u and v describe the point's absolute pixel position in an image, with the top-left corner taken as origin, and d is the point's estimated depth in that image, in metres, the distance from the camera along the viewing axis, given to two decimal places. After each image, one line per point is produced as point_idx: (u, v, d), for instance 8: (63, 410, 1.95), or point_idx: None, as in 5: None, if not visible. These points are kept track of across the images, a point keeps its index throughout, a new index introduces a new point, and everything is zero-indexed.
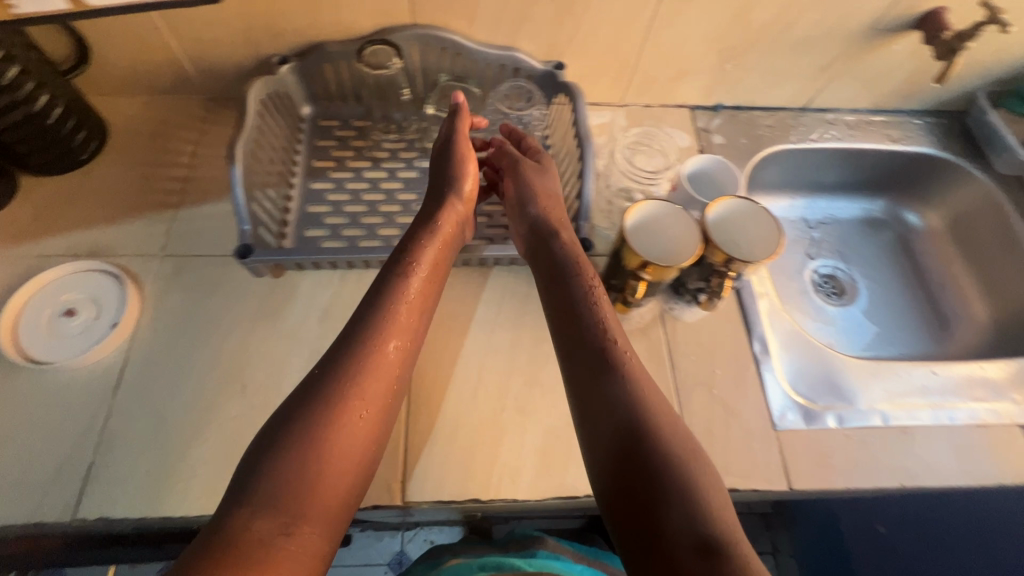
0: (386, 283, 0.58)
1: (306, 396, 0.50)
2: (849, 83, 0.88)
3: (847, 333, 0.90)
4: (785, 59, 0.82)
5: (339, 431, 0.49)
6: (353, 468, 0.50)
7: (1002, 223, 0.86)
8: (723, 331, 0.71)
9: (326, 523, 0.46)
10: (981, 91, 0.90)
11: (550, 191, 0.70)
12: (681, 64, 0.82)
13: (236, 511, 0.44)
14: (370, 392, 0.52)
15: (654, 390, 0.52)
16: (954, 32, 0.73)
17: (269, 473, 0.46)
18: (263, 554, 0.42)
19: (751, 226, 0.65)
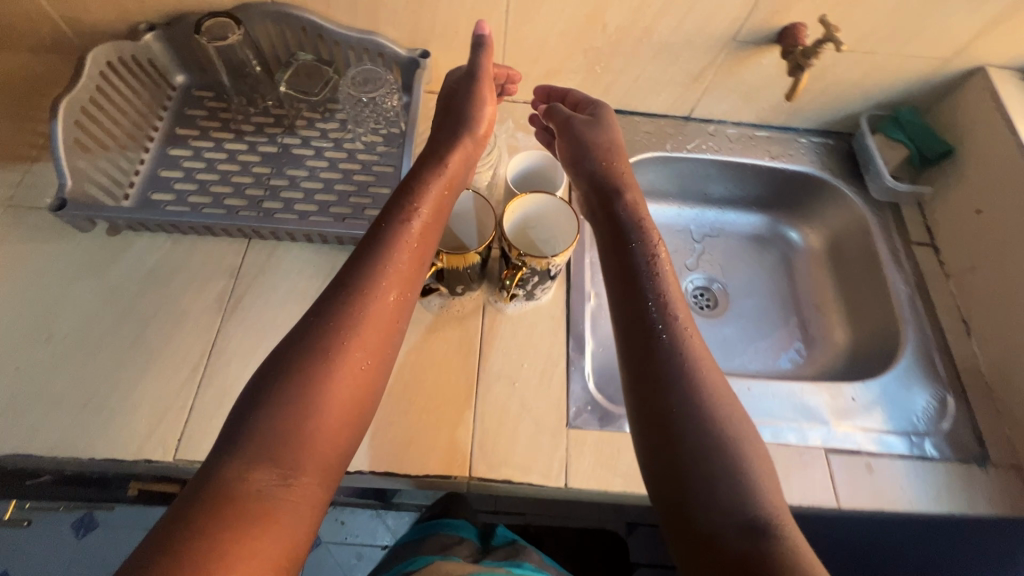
0: (387, 228, 0.57)
1: (313, 338, 0.49)
2: (727, 95, 0.87)
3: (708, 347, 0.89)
4: (654, 65, 0.82)
5: (346, 372, 0.49)
6: (358, 408, 0.50)
7: (870, 248, 0.86)
8: (540, 328, 0.72)
9: (328, 468, 0.47)
10: (863, 114, 0.89)
11: (611, 143, 0.68)
12: (548, 62, 0.82)
13: (229, 463, 0.43)
14: (371, 342, 0.51)
15: (693, 350, 0.50)
16: (804, 48, 0.73)
17: (271, 422, 0.45)
18: (268, 503, 0.43)
19: (557, 220, 0.69)
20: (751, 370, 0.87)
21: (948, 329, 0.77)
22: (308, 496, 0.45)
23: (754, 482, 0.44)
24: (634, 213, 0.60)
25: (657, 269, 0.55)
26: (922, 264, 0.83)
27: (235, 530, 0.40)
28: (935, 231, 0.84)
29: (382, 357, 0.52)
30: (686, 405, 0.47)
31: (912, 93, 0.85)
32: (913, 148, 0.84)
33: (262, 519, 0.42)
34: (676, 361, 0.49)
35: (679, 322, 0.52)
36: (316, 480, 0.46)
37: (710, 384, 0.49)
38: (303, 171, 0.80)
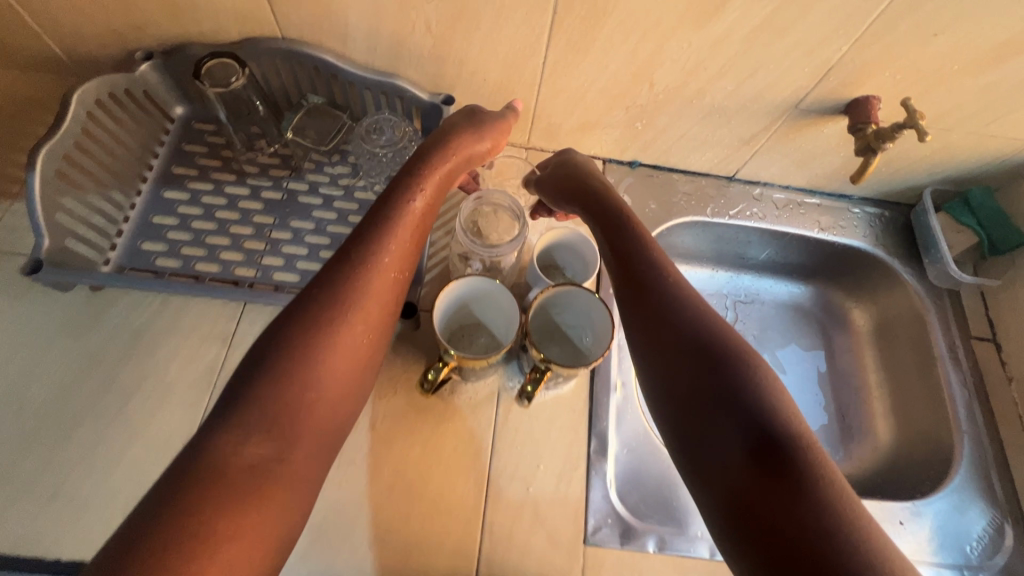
0: (383, 203, 0.55)
1: (311, 301, 0.47)
2: (779, 159, 0.79)
3: None
4: (702, 125, 0.74)
5: (343, 334, 0.47)
6: (353, 373, 0.48)
7: (924, 338, 0.78)
8: (559, 423, 0.65)
9: (320, 432, 0.45)
10: (928, 188, 0.80)
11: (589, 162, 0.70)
12: (584, 115, 0.74)
13: (217, 435, 0.41)
14: (371, 313, 0.49)
15: (687, 292, 0.49)
16: (877, 127, 0.65)
17: (264, 388, 0.43)
18: (265, 473, 0.41)
19: (586, 312, 0.63)
20: None
21: (1009, 443, 0.70)
22: (302, 470, 0.44)
23: (772, 400, 0.41)
24: (619, 205, 0.61)
25: (641, 235, 0.56)
26: (981, 361, 0.75)
27: (230, 505, 0.38)
28: (996, 325, 0.77)
29: (382, 325, 0.51)
30: (688, 343, 0.46)
31: (985, 171, 0.77)
32: (983, 234, 0.76)
33: (257, 491, 0.40)
34: (672, 304, 0.48)
35: (667, 272, 0.52)
36: (309, 450, 0.44)
37: (711, 319, 0.47)
38: (310, 224, 0.73)
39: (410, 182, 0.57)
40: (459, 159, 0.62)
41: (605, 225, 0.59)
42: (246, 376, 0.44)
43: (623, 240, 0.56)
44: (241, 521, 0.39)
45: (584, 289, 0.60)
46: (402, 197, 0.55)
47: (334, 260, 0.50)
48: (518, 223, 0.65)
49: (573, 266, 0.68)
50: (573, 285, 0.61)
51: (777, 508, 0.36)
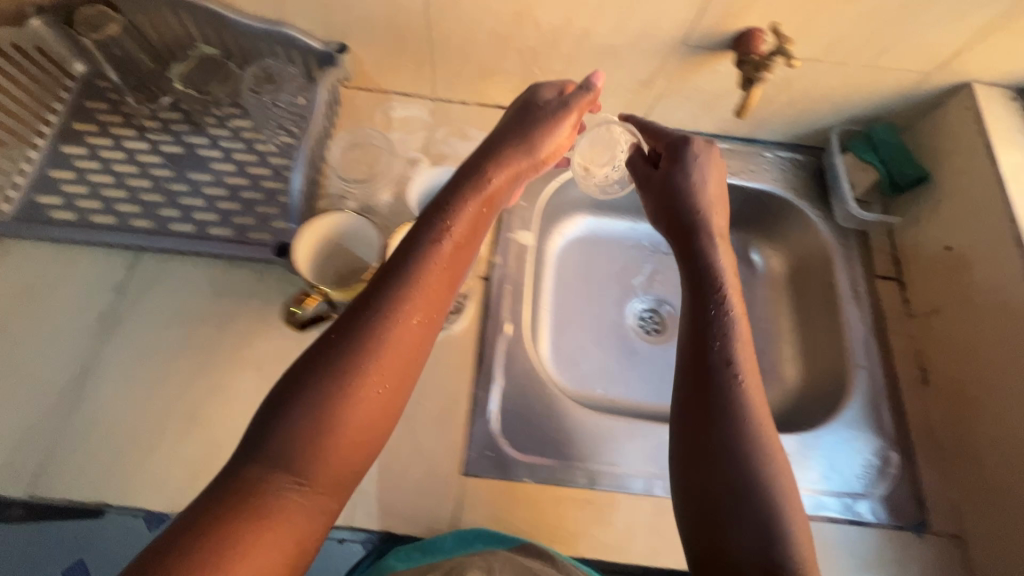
0: (420, 239, 0.47)
1: (341, 345, 0.41)
2: (683, 102, 0.78)
3: (650, 381, 0.83)
4: (597, 69, 0.73)
5: (364, 387, 0.40)
6: (380, 413, 0.40)
7: (829, 278, 0.78)
8: (445, 362, 0.66)
9: (340, 476, 0.39)
10: (835, 129, 0.80)
11: (713, 197, 0.62)
12: (480, 61, 0.74)
13: (243, 473, 0.37)
14: (389, 363, 0.41)
15: (742, 390, 0.48)
16: (760, 57, 0.64)
17: (290, 427, 0.38)
18: (272, 510, 0.35)
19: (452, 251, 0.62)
20: None
21: (902, 377, 0.70)
22: (313, 514, 0.37)
23: (781, 523, 0.42)
24: (714, 272, 0.56)
25: (728, 311, 0.53)
26: (882, 298, 0.75)
27: (227, 541, 0.33)
28: (902, 264, 0.76)
29: (414, 362, 0.43)
30: (724, 436, 0.46)
31: (890, 109, 0.76)
32: (882, 171, 0.75)
33: (262, 527, 0.35)
34: (722, 394, 0.48)
35: (733, 360, 0.50)
36: (327, 497, 0.38)
37: (753, 424, 0.47)
38: (208, 176, 0.73)
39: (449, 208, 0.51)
40: (506, 177, 0.55)
41: (693, 284, 0.56)
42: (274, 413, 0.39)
43: (705, 304, 0.54)
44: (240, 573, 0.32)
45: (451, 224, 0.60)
46: (439, 221, 0.49)
47: (364, 293, 0.44)
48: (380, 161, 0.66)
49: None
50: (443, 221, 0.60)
51: None
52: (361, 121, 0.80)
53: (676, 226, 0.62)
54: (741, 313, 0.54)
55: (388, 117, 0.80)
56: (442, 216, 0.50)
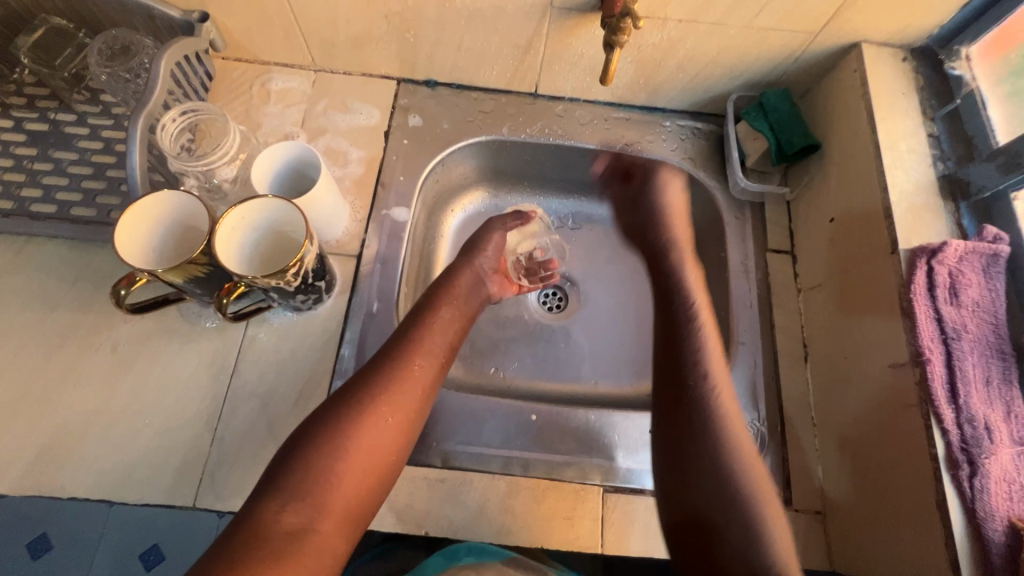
0: (416, 316, 0.64)
1: (354, 398, 0.55)
2: (571, 70, 0.74)
3: (549, 360, 0.81)
4: (472, 35, 0.70)
5: (374, 427, 0.54)
6: (385, 464, 0.54)
7: (722, 251, 0.75)
8: (309, 343, 0.65)
9: (353, 509, 0.52)
10: (733, 95, 0.76)
11: (673, 208, 0.76)
12: (348, 27, 0.70)
13: (266, 503, 0.49)
14: (395, 413, 0.56)
15: (712, 409, 0.60)
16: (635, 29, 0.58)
17: (309, 461, 0.51)
18: (301, 540, 0.48)
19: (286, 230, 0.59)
20: (592, 382, 0.80)
21: (783, 353, 0.69)
22: (332, 541, 0.49)
23: (758, 514, 0.53)
24: (678, 280, 0.72)
25: (698, 339, 0.65)
26: (773, 273, 0.73)
27: (262, 563, 0.45)
28: (795, 236, 0.74)
29: (405, 422, 0.56)
30: (703, 451, 0.57)
31: (785, 73, 0.72)
32: (771, 138, 0.71)
33: (294, 552, 0.46)
34: (704, 423, 0.59)
35: (706, 374, 0.62)
36: (341, 530, 0.50)
37: (725, 441, 0.57)
38: (73, 154, 0.71)
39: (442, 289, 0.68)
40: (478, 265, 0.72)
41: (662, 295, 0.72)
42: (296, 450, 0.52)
43: (681, 347, 0.65)
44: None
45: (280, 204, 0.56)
46: (427, 313, 0.64)
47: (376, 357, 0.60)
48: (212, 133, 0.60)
49: (331, 199, 0.66)
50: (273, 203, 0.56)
51: None
52: (238, 94, 0.76)
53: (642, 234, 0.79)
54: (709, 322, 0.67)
55: (267, 90, 0.77)
56: (437, 302, 0.66)
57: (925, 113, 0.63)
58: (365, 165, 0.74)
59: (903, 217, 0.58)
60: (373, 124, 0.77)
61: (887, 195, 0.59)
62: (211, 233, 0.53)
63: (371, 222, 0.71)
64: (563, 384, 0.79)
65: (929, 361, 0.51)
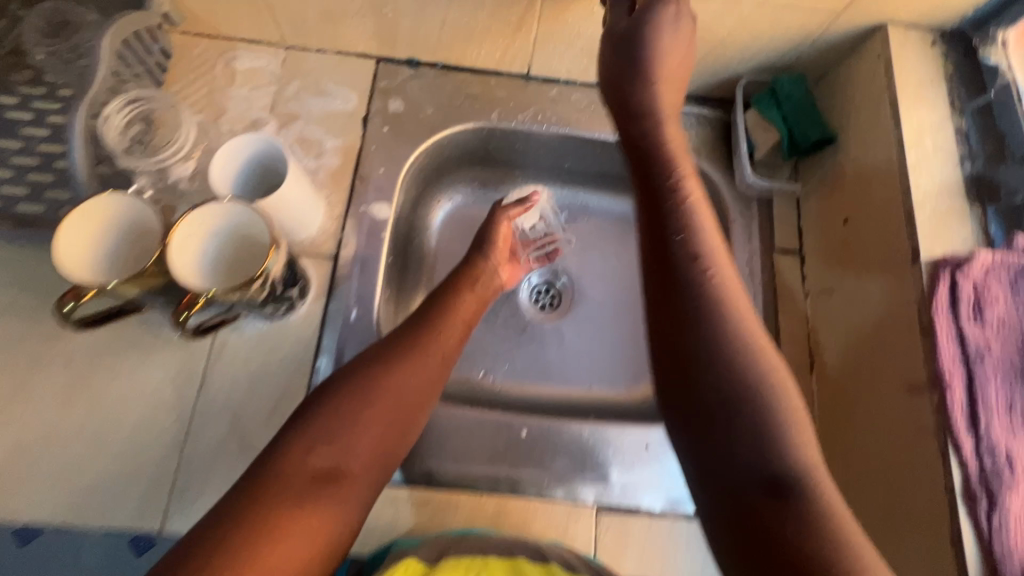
0: (454, 278, 0.65)
1: (387, 348, 0.54)
2: (566, 49, 0.67)
3: (540, 362, 0.77)
4: (455, 9, 0.62)
5: (404, 373, 0.53)
6: (407, 423, 0.52)
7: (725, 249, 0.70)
8: (282, 354, 0.61)
9: (377, 463, 0.50)
10: (743, 79, 0.69)
11: (666, 61, 0.50)
12: (318, 1, 0.63)
13: (293, 443, 0.47)
14: (429, 365, 0.55)
15: (711, 289, 0.42)
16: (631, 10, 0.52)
17: (333, 408, 0.49)
18: (328, 484, 0.46)
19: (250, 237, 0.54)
20: (585, 386, 0.76)
21: (787, 362, 0.65)
22: (358, 488, 0.48)
23: (774, 434, 0.39)
24: (652, 119, 0.50)
25: (684, 207, 0.45)
26: (780, 275, 0.68)
27: (290, 503, 0.44)
28: (804, 235, 0.69)
29: (433, 384, 0.54)
30: (703, 343, 0.41)
31: (801, 56, 0.65)
32: (783, 130, 0.66)
33: (316, 496, 0.45)
34: (699, 303, 0.42)
35: (699, 253, 0.44)
36: (367, 479, 0.49)
37: (730, 328, 0.41)
38: (15, 142, 0.61)
39: (478, 252, 0.68)
40: (492, 263, 0.68)
41: (642, 171, 0.49)
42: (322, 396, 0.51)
43: (663, 195, 0.46)
44: (298, 513, 0.44)
45: (245, 207, 0.52)
46: (452, 292, 0.63)
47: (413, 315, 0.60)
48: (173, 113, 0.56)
49: (300, 198, 0.60)
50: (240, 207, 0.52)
51: (768, 513, 0.37)
52: (199, 75, 0.69)
53: (622, 114, 0.51)
54: (699, 200, 0.47)
55: (231, 70, 0.69)
56: (472, 268, 0.66)
57: (954, 104, 0.57)
58: (341, 156, 0.68)
59: (927, 222, 0.53)
60: (350, 109, 0.70)
61: (909, 199, 0.54)
62: (169, 240, 0.49)
63: (347, 220, 0.66)
64: (555, 390, 0.75)
65: (949, 387, 0.48)
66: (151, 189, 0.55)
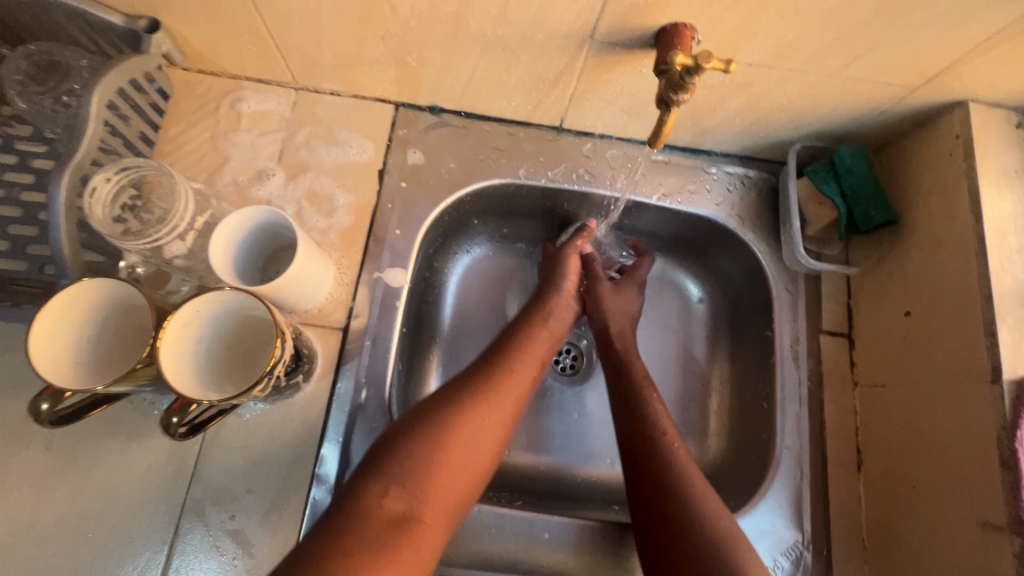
0: (526, 313, 0.61)
1: (459, 388, 0.51)
2: (607, 106, 0.61)
3: (559, 436, 0.69)
4: (490, 63, 0.56)
5: (478, 415, 0.49)
6: (478, 472, 0.48)
7: (766, 328, 0.64)
8: (282, 439, 0.55)
9: (448, 515, 0.45)
10: (798, 144, 0.63)
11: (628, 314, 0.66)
12: (335, 47, 0.56)
13: (367, 485, 0.43)
14: (502, 408, 0.51)
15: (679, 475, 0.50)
16: (687, 94, 0.46)
17: (411, 448, 0.45)
18: (405, 529, 0.42)
19: (255, 320, 0.49)
20: (608, 464, 0.68)
21: (835, 461, 0.58)
22: (431, 539, 0.43)
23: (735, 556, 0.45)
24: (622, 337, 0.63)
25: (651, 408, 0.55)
26: (828, 360, 0.62)
27: (371, 549, 0.39)
28: (855, 317, 0.63)
29: (500, 430, 0.51)
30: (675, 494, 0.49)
31: (865, 126, 0.59)
32: (841, 208, 0.61)
33: (396, 541, 0.40)
34: (680, 488, 0.49)
35: (669, 437, 0.53)
36: (439, 525, 0.44)
37: (704, 503, 0.48)
38: None
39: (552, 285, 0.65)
40: (565, 296, 0.64)
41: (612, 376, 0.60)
42: (389, 441, 0.46)
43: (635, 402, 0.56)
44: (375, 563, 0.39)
45: (247, 293, 0.46)
46: (521, 330, 0.59)
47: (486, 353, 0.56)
48: (163, 176, 0.51)
49: (310, 271, 0.54)
50: (243, 295, 0.46)
51: None
52: (200, 118, 0.63)
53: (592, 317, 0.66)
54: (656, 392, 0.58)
55: (236, 112, 0.63)
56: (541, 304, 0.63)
57: None
58: (354, 214, 0.62)
59: (1010, 337, 0.48)
60: (365, 160, 0.64)
61: (991, 307, 0.49)
62: (158, 341, 0.42)
63: (359, 287, 0.60)
64: (574, 468, 0.67)
65: None
66: (142, 265, 0.50)
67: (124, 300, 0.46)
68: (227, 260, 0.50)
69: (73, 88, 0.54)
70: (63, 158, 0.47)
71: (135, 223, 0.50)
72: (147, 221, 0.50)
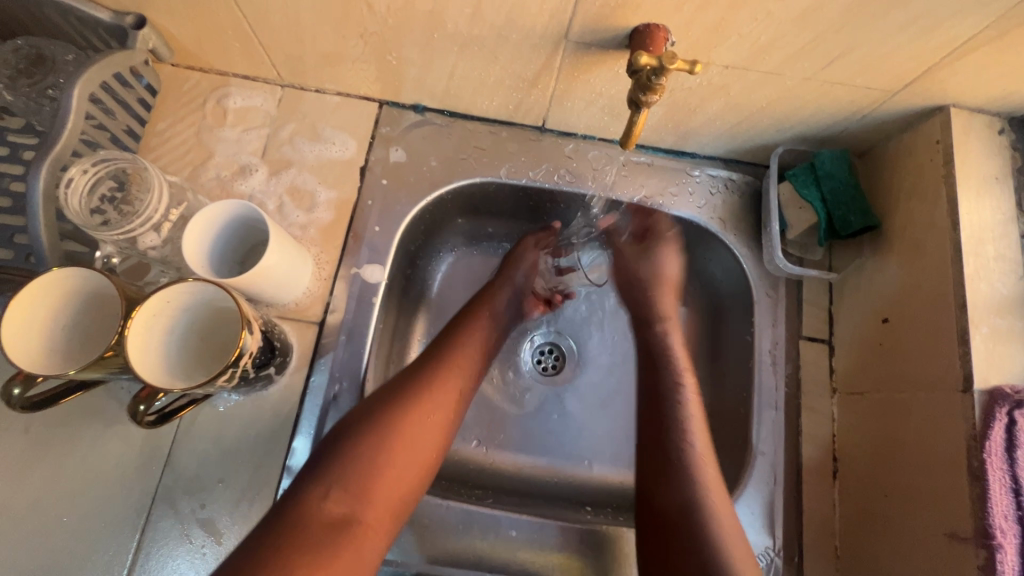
0: (466, 315, 0.61)
1: (394, 391, 0.51)
2: (588, 107, 0.61)
3: (535, 437, 0.69)
4: (469, 62, 0.57)
5: (415, 419, 0.49)
6: (420, 468, 0.48)
7: (746, 331, 0.64)
8: (256, 430, 0.56)
9: (392, 514, 0.46)
10: (780, 148, 0.63)
11: (669, 278, 0.67)
12: (318, 45, 0.57)
13: (307, 493, 0.44)
14: (435, 408, 0.51)
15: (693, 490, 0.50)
16: (658, 89, 0.45)
17: (344, 456, 0.46)
18: (344, 530, 0.43)
19: (224, 314, 0.49)
20: (583, 465, 0.68)
21: (809, 467, 0.58)
22: (374, 537, 0.44)
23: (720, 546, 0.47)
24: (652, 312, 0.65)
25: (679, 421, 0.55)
26: (806, 367, 0.61)
27: (308, 553, 0.40)
28: (835, 323, 0.62)
29: (442, 425, 0.51)
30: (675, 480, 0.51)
31: (846, 130, 0.59)
32: (821, 212, 0.60)
33: (334, 550, 0.42)
34: (688, 501, 0.49)
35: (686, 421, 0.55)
36: (382, 524, 0.45)
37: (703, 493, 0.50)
38: None
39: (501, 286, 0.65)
40: (512, 291, 0.65)
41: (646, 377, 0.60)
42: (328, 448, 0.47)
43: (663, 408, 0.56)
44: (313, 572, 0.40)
45: (216, 285, 0.46)
46: (460, 330, 0.58)
47: (424, 354, 0.55)
48: (135, 163, 0.52)
49: (286, 266, 0.54)
50: (212, 286, 0.47)
51: None
52: (188, 113, 0.64)
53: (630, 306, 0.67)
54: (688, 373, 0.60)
55: (223, 108, 0.64)
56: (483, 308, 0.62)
57: (1019, 206, 0.51)
58: (335, 210, 0.63)
59: (982, 346, 0.47)
60: (348, 157, 0.65)
61: (965, 315, 0.48)
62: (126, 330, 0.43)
63: (338, 282, 0.61)
64: (549, 468, 0.67)
65: (1000, 547, 0.43)
66: (118, 256, 0.50)
67: (97, 291, 0.47)
68: (200, 254, 0.50)
69: (60, 81, 0.55)
70: (42, 150, 0.48)
71: (113, 214, 0.52)
72: (125, 212, 0.52)
